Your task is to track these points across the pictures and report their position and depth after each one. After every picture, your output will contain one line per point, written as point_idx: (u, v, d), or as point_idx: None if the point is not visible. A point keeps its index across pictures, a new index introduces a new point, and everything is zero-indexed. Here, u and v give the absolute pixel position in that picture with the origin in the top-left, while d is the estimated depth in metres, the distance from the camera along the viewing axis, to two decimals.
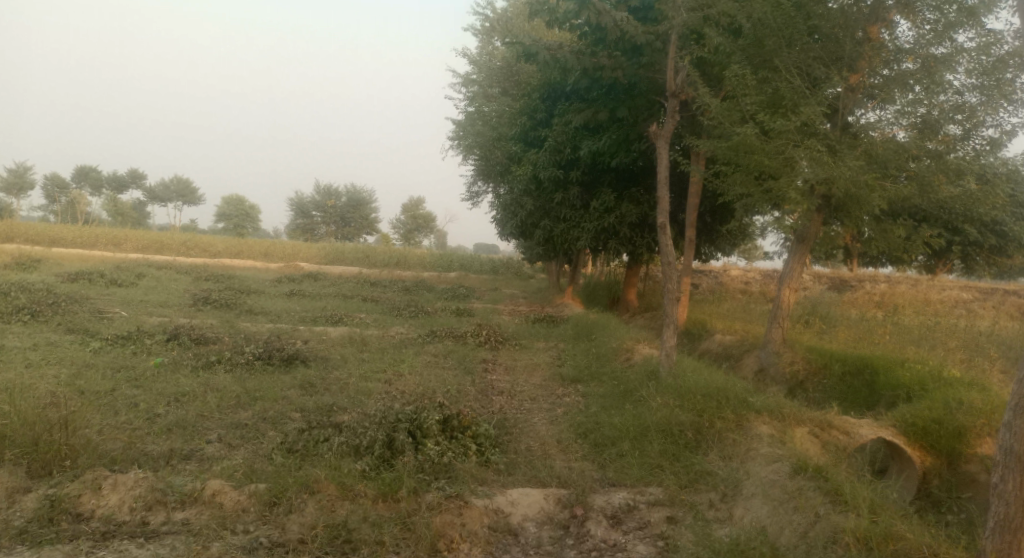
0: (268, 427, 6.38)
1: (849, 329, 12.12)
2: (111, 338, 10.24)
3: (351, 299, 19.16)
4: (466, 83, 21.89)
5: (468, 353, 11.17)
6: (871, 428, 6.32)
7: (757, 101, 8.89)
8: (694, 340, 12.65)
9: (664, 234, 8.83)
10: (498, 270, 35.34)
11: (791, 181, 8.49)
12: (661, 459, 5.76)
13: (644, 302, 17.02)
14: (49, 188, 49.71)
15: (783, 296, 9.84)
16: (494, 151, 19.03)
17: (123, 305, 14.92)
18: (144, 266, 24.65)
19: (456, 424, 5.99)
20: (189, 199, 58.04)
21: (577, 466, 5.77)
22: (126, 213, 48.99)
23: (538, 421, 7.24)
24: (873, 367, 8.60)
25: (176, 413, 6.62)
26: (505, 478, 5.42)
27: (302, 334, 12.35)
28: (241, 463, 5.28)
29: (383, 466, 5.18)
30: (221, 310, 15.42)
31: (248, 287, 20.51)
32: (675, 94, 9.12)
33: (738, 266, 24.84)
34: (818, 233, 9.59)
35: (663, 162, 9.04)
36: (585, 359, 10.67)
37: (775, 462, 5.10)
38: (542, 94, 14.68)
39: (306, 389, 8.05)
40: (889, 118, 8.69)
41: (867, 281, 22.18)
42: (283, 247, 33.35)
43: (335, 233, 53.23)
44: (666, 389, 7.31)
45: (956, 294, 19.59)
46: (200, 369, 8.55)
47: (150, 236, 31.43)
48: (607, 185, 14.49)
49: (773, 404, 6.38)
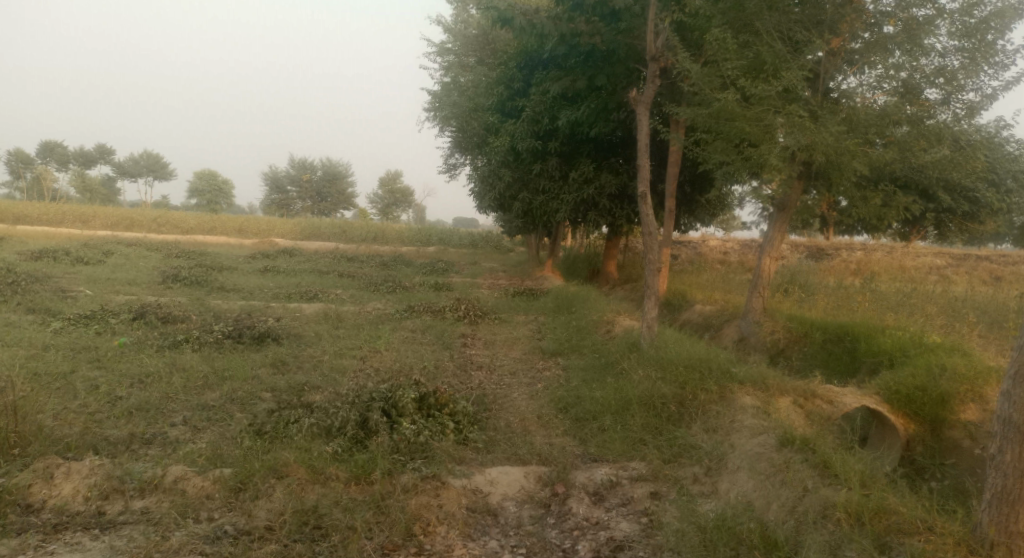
0: (237, 408, 6.14)
1: (828, 297, 12.09)
2: (74, 318, 9.85)
3: (327, 275, 18.79)
4: (441, 52, 21.35)
5: (446, 327, 10.95)
6: (854, 396, 6.22)
7: (738, 65, 8.64)
8: (674, 311, 12.55)
9: (644, 203, 8.61)
10: (477, 243, 35.01)
11: (773, 148, 8.30)
12: (643, 433, 5.62)
13: (623, 274, 16.89)
14: (14, 165, 48.21)
15: (764, 264, 9.71)
16: (470, 122, 18.61)
17: (90, 284, 14.44)
18: (113, 244, 23.97)
19: (432, 401, 5.80)
20: (160, 174, 56.60)
21: (558, 441, 5.62)
22: (95, 189, 47.68)
23: (517, 396, 7.08)
24: (854, 334, 8.53)
25: (139, 395, 6.34)
26: (483, 456, 5.25)
27: (276, 311, 12.03)
28: (206, 446, 5.03)
29: (356, 447, 4.97)
30: (192, 287, 14.99)
31: (221, 264, 20.02)
32: (655, 58, 8.82)
33: (717, 236, 24.81)
34: (798, 200, 9.45)
35: (642, 129, 8.79)
36: (565, 332, 10.51)
37: (760, 434, 4.97)
38: (518, 62, 14.29)
39: (277, 367, 7.79)
40: (870, 84, 8.55)
41: (843, 249, 22.29)
42: (258, 223, 32.68)
43: (312, 208, 52.38)
44: (647, 362, 7.17)
45: (930, 260, 19.73)
46: (167, 349, 8.24)
47: (119, 213, 30.56)
48: (585, 155, 14.23)
49: (756, 374, 6.25)
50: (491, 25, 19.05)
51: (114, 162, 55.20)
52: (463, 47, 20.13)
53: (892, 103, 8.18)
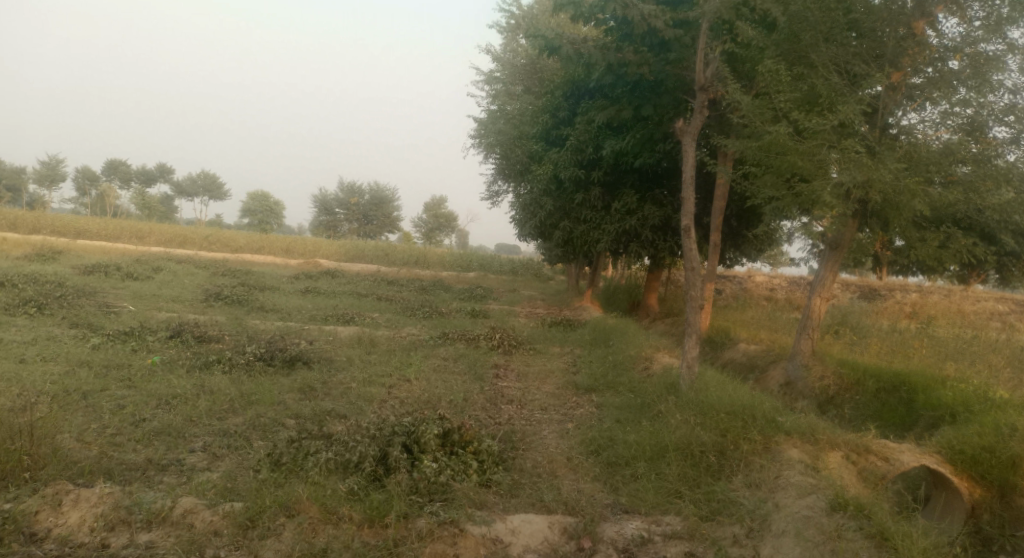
0: (258, 435, 5.99)
1: (882, 341, 11.48)
2: (112, 334, 9.94)
3: (365, 298, 18.82)
4: (488, 80, 21.46)
5: (480, 357, 10.70)
6: (912, 454, 5.71)
7: (791, 98, 8.30)
8: (717, 349, 12.09)
9: (687, 237, 8.27)
10: (518, 270, 34.87)
11: (826, 183, 7.90)
12: (679, 485, 5.24)
13: (665, 307, 16.44)
14: (80, 181, 50.34)
15: (813, 305, 9.23)
16: (514, 150, 18.54)
17: (135, 300, 14.68)
18: (163, 260, 24.54)
19: (456, 438, 5.53)
20: (215, 193, 58.29)
21: (587, 489, 5.28)
22: (153, 207, 49.31)
23: (547, 434, 6.76)
24: (910, 384, 7.99)
25: (163, 417, 6.26)
26: (506, 501, 4.95)
27: (311, 333, 11.98)
28: (220, 477, 4.87)
29: (373, 486, 4.73)
30: (233, 306, 15.12)
31: (263, 283, 20.26)
32: (704, 88, 8.54)
33: (763, 273, 24.15)
34: (851, 239, 8.99)
35: (687, 160, 8.49)
36: (601, 366, 10.16)
37: (809, 493, 4.56)
38: (564, 92, 14.19)
39: (305, 393, 7.65)
40: (933, 120, 8.08)
41: (897, 290, 21.39)
42: (304, 243, 33.22)
43: (357, 230, 53.09)
44: (686, 405, 6.79)
45: (991, 305, 18.77)
46: (198, 369, 8.19)
47: (172, 230, 31.41)
48: (629, 185, 13.95)
49: (804, 426, 5.83)
50: (538, 54, 19.05)
51: (172, 181, 57.11)
52: (511, 76, 20.16)
53: (956, 141, 7.71)
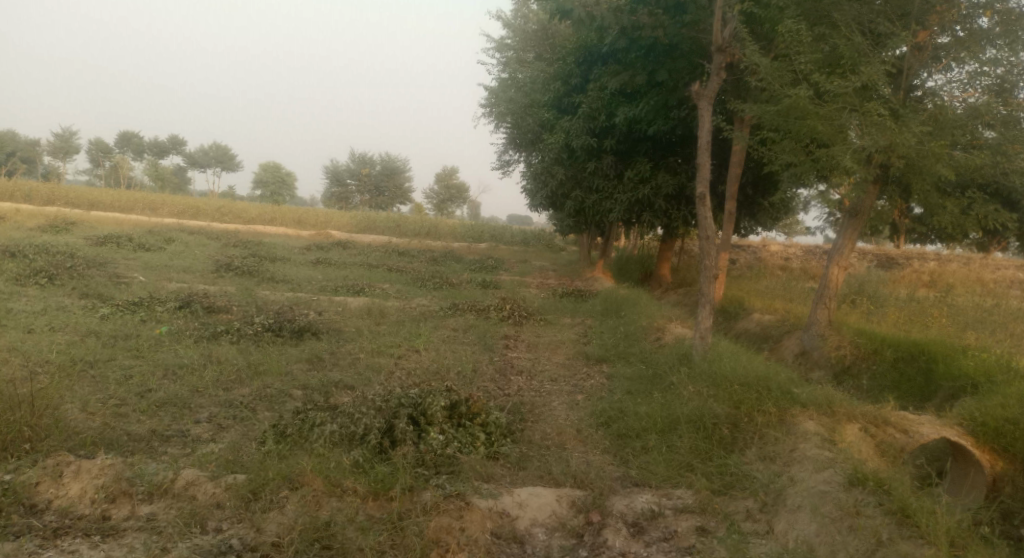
0: (264, 406, 5.92)
1: (900, 310, 11.24)
2: (122, 304, 9.91)
3: (376, 269, 18.73)
4: (498, 47, 21.05)
5: (490, 328, 10.59)
6: (933, 427, 5.54)
7: (812, 60, 7.98)
8: (731, 319, 11.91)
9: (701, 205, 8.03)
10: (530, 241, 34.63)
11: (846, 148, 7.63)
12: (691, 457, 5.12)
13: (678, 277, 16.23)
14: (93, 153, 50.40)
15: (830, 273, 8.99)
16: (525, 118, 18.21)
17: (146, 271, 14.65)
18: (175, 231, 24.53)
19: (464, 410, 5.42)
20: (226, 164, 58.18)
21: (597, 461, 5.17)
22: (166, 178, 49.29)
23: (557, 406, 6.65)
24: (930, 354, 7.79)
25: (169, 387, 6.21)
26: (514, 474, 4.86)
27: (321, 304, 11.91)
28: (225, 449, 4.81)
29: (378, 458, 4.64)
30: (244, 277, 15.07)
31: (274, 254, 20.20)
32: (721, 49, 8.20)
33: (778, 242, 23.80)
34: (870, 206, 8.72)
35: (703, 126, 8.22)
36: (612, 337, 10.02)
37: (825, 467, 4.42)
38: (576, 58, 13.81)
39: (312, 364, 7.59)
40: (960, 80, 7.78)
41: (915, 259, 21.00)
42: (316, 214, 33.13)
43: (369, 202, 52.87)
44: (699, 377, 6.64)
45: (1011, 274, 18.39)
46: (206, 340, 8.14)
47: (185, 201, 31.40)
48: (642, 153, 13.65)
49: (821, 397, 5.67)
50: (549, 19, 18.61)
51: (185, 152, 57.04)
52: (522, 42, 19.72)
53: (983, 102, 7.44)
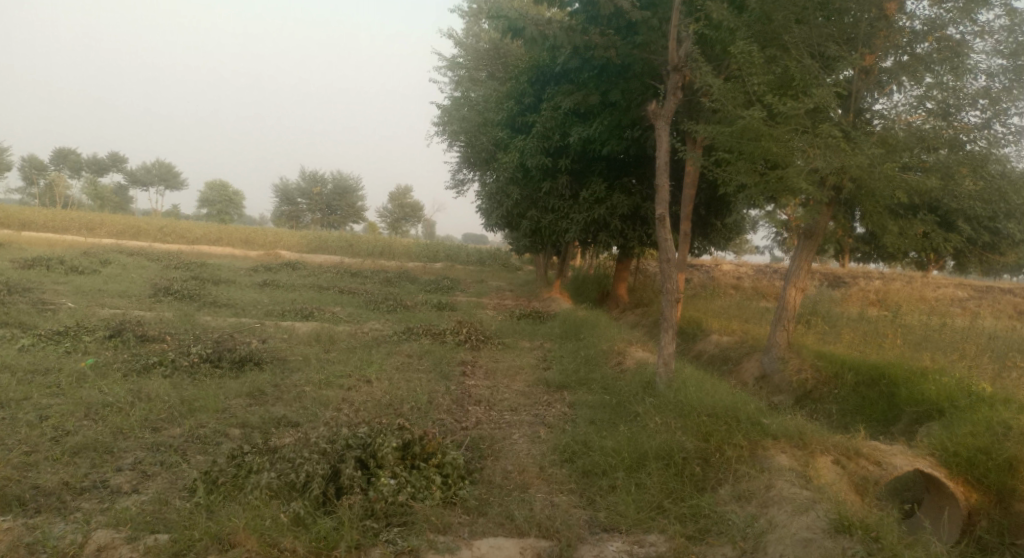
0: (196, 450, 5.37)
1: (855, 330, 11.28)
2: (45, 334, 9.13)
3: (327, 291, 18.07)
4: (451, 66, 20.85)
5: (446, 353, 10.18)
6: (905, 458, 5.36)
7: (764, 81, 7.90)
8: (689, 341, 11.77)
9: (662, 226, 7.83)
10: (485, 261, 34.26)
11: (803, 170, 7.56)
12: (661, 497, 4.83)
13: (635, 298, 16.08)
14: (28, 170, 48.05)
15: (787, 296, 8.89)
16: (479, 137, 17.95)
17: (76, 296, 13.72)
18: (113, 253, 23.32)
19: (418, 451, 4.99)
20: (171, 182, 56.28)
21: (563, 503, 4.81)
22: (107, 197, 47.30)
23: (517, 439, 6.27)
24: (891, 377, 7.72)
25: (89, 429, 5.60)
26: (473, 521, 4.46)
27: (266, 330, 11.29)
28: (147, 502, 4.28)
29: (321, 512, 4.18)
30: (185, 301, 14.27)
31: (218, 276, 19.32)
32: (677, 69, 8.06)
33: (729, 261, 24.07)
34: (827, 228, 8.67)
35: (661, 146, 8.04)
36: (572, 361, 9.73)
37: (805, 510, 4.20)
38: (530, 78, 13.65)
39: (254, 398, 7.06)
40: (908, 105, 7.78)
41: (861, 278, 21.44)
42: (265, 234, 32.13)
43: (321, 221, 51.76)
44: (665, 406, 6.36)
45: (951, 291, 18.93)
46: (136, 374, 7.50)
47: (125, 221, 30.03)
48: (598, 174, 13.50)
49: (791, 428, 5.46)
50: (503, 39, 18.49)
51: (127, 170, 54.97)
52: (475, 61, 19.51)
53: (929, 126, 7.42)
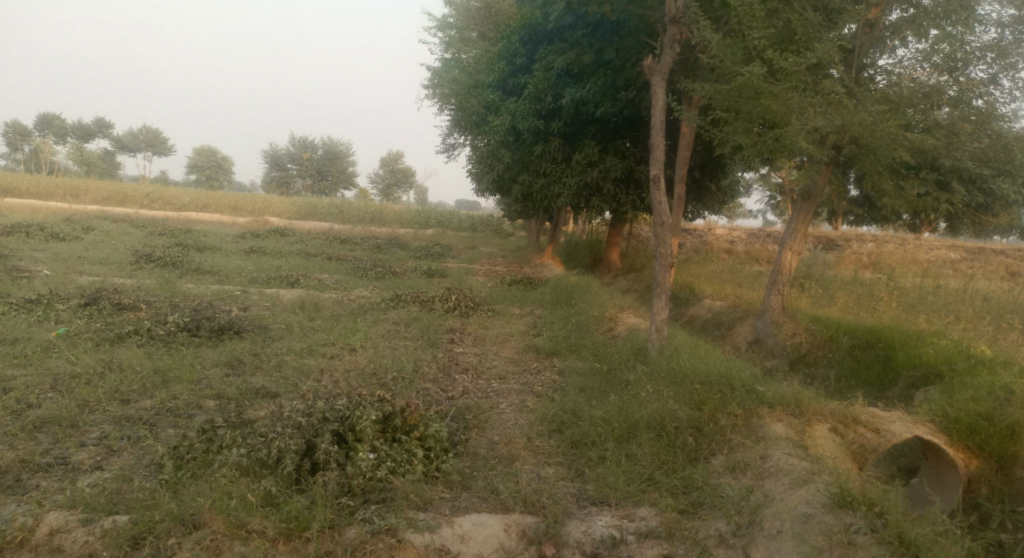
0: (168, 423, 5.13)
1: (849, 293, 11.07)
2: (18, 302, 8.80)
3: (314, 258, 17.73)
4: (441, 26, 20.26)
5: (434, 321, 9.92)
6: (904, 424, 5.13)
7: (765, 35, 7.53)
8: (682, 306, 11.55)
9: (655, 187, 7.51)
10: (477, 227, 33.86)
11: (802, 128, 7.25)
12: (653, 469, 4.63)
13: (627, 263, 15.81)
14: (11, 136, 46.93)
15: (783, 260, 8.60)
16: (469, 99, 17.47)
17: (54, 263, 13.34)
18: (97, 219, 22.78)
19: (399, 423, 4.75)
20: (159, 148, 55.26)
21: (550, 477, 4.61)
22: (93, 162, 46.29)
23: (504, 409, 6.05)
24: (887, 340, 7.51)
25: (53, 403, 5.34)
26: (456, 497, 4.26)
27: (250, 298, 10.99)
28: (110, 480, 4.04)
29: (293, 490, 3.95)
30: (168, 268, 13.91)
31: (204, 243, 18.92)
32: (674, 20, 7.66)
33: (722, 225, 23.79)
34: (825, 189, 8.34)
35: (656, 102, 7.68)
36: (562, 328, 9.49)
37: (803, 484, 4.03)
38: (521, 36, 13.18)
39: (232, 368, 6.80)
40: (913, 59, 7.45)
41: (854, 241, 21.22)
42: (254, 201, 31.56)
43: (311, 187, 50.95)
44: (657, 374, 6.15)
45: (944, 253, 18.74)
46: (109, 343, 7.22)
47: (110, 187, 29.37)
48: (589, 136, 13.11)
49: (788, 396, 5.24)
50: None
51: (113, 135, 53.83)
52: (464, 20, 18.89)
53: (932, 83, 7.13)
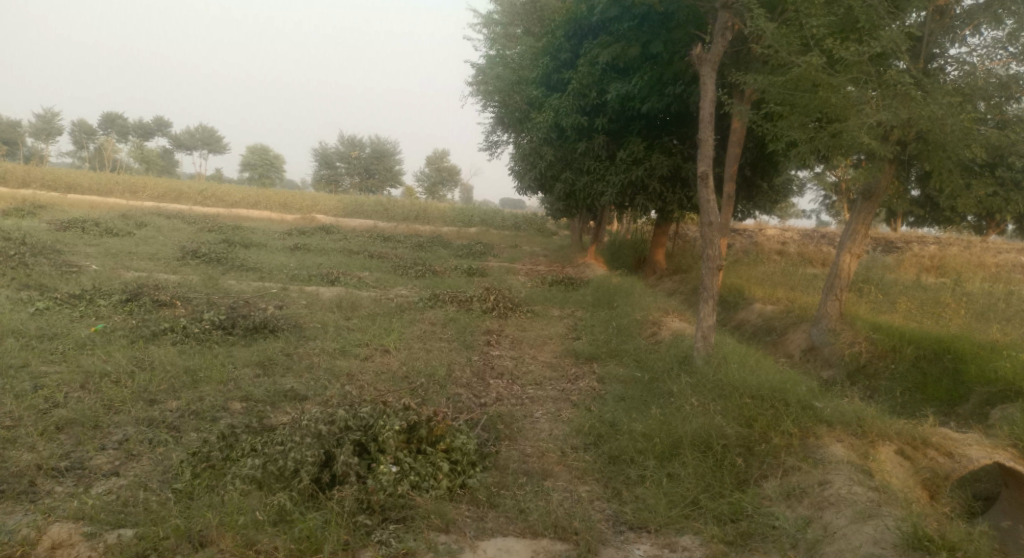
0: (190, 426, 4.98)
1: (912, 299, 10.37)
2: (62, 297, 8.89)
3: (356, 255, 17.69)
4: (486, 22, 20.05)
5: (471, 321, 9.66)
6: (982, 449, 4.61)
7: (824, 23, 6.98)
8: (730, 310, 11.03)
9: (703, 185, 7.07)
10: (521, 225, 33.60)
11: (864, 123, 6.72)
12: (697, 492, 4.26)
13: (673, 264, 15.28)
14: (77, 135, 48.75)
15: (841, 263, 8.01)
16: (512, 96, 17.16)
17: (104, 259, 13.56)
18: (151, 216, 23.29)
19: (425, 434, 4.46)
20: (214, 147, 56.68)
21: (584, 496, 4.29)
22: (151, 160, 47.67)
23: (539, 419, 5.73)
24: (958, 352, 6.90)
25: (79, 402, 5.25)
26: (482, 516, 3.98)
27: (290, 295, 10.93)
28: (124, 487, 3.90)
29: (308, 506, 3.73)
30: (212, 265, 14.02)
31: (250, 240, 19.12)
32: (726, 7, 7.17)
33: (774, 225, 22.94)
34: (888, 187, 7.72)
35: (705, 96, 7.25)
36: (604, 331, 9.11)
37: (868, 518, 3.63)
38: (566, 31, 12.81)
39: (264, 368, 6.66)
40: (988, 48, 6.82)
41: (914, 242, 20.17)
42: (303, 198, 31.97)
43: (359, 185, 51.44)
44: (703, 385, 5.73)
45: (1014, 257, 17.62)
46: (144, 341, 7.18)
47: (165, 184, 30.09)
48: (635, 133, 12.66)
49: (849, 414, 4.78)
50: None
51: (171, 134, 55.35)
52: (509, 16, 18.64)
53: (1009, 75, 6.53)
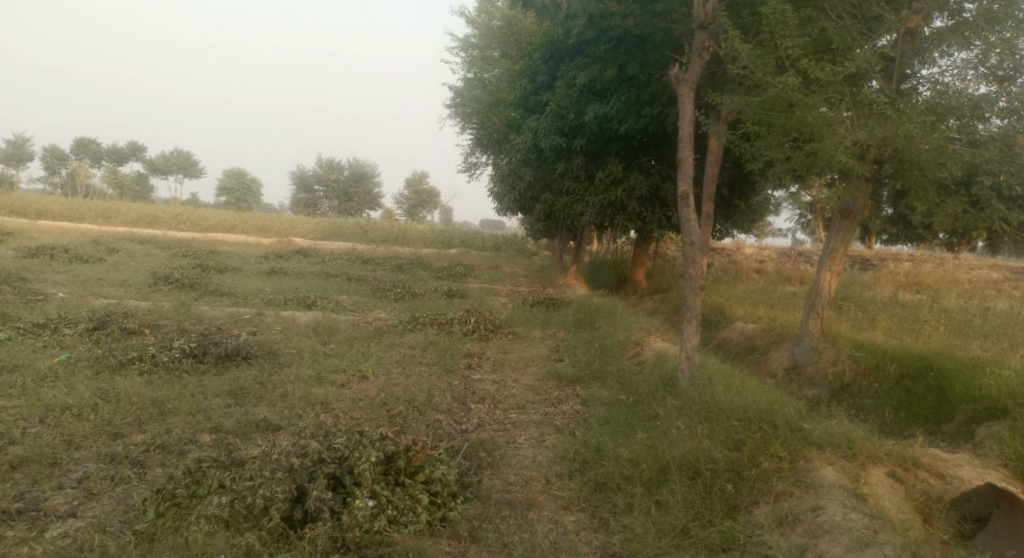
0: (156, 461, 4.74)
1: (891, 315, 10.39)
2: (25, 327, 8.55)
3: (334, 278, 17.43)
4: (463, 45, 20.08)
5: (451, 345, 9.47)
6: (973, 469, 4.53)
7: (799, 44, 6.95)
8: (712, 329, 10.96)
9: (684, 205, 7.01)
10: (501, 246, 33.53)
11: (842, 141, 6.72)
12: (686, 520, 4.12)
13: (654, 283, 15.24)
14: (49, 160, 47.94)
15: (822, 281, 7.97)
16: (490, 118, 17.14)
17: (73, 286, 13.18)
18: (124, 241, 22.83)
19: (403, 465, 4.26)
20: (189, 171, 56.08)
21: (570, 527, 4.13)
22: (126, 185, 47.00)
23: (522, 445, 5.56)
24: (941, 369, 6.86)
25: (38, 438, 4.98)
26: (463, 551, 3.79)
27: (265, 321, 10.67)
28: (82, 530, 3.67)
29: (279, 546, 3.53)
30: (185, 290, 13.68)
31: (226, 264, 18.79)
32: (703, 28, 7.15)
33: (752, 244, 23.08)
34: (866, 205, 7.72)
35: (683, 115, 7.22)
36: (586, 352, 8.97)
37: (864, 547, 3.50)
38: (543, 54, 12.82)
39: (235, 397, 6.41)
40: (959, 68, 6.89)
41: (889, 259, 20.41)
42: (280, 222, 31.61)
43: (337, 208, 51.14)
44: (689, 407, 5.60)
45: (986, 273, 17.87)
46: (110, 371, 6.90)
47: (139, 209, 29.58)
48: (613, 154, 12.66)
49: (838, 436, 4.68)
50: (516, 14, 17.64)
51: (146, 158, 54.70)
52: (486, 39, 18.67)
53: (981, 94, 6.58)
